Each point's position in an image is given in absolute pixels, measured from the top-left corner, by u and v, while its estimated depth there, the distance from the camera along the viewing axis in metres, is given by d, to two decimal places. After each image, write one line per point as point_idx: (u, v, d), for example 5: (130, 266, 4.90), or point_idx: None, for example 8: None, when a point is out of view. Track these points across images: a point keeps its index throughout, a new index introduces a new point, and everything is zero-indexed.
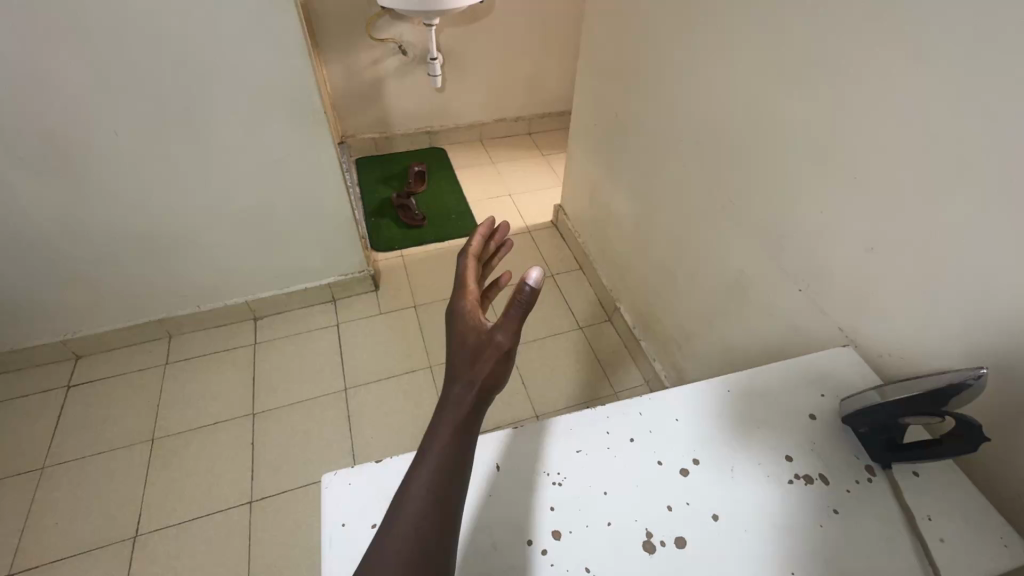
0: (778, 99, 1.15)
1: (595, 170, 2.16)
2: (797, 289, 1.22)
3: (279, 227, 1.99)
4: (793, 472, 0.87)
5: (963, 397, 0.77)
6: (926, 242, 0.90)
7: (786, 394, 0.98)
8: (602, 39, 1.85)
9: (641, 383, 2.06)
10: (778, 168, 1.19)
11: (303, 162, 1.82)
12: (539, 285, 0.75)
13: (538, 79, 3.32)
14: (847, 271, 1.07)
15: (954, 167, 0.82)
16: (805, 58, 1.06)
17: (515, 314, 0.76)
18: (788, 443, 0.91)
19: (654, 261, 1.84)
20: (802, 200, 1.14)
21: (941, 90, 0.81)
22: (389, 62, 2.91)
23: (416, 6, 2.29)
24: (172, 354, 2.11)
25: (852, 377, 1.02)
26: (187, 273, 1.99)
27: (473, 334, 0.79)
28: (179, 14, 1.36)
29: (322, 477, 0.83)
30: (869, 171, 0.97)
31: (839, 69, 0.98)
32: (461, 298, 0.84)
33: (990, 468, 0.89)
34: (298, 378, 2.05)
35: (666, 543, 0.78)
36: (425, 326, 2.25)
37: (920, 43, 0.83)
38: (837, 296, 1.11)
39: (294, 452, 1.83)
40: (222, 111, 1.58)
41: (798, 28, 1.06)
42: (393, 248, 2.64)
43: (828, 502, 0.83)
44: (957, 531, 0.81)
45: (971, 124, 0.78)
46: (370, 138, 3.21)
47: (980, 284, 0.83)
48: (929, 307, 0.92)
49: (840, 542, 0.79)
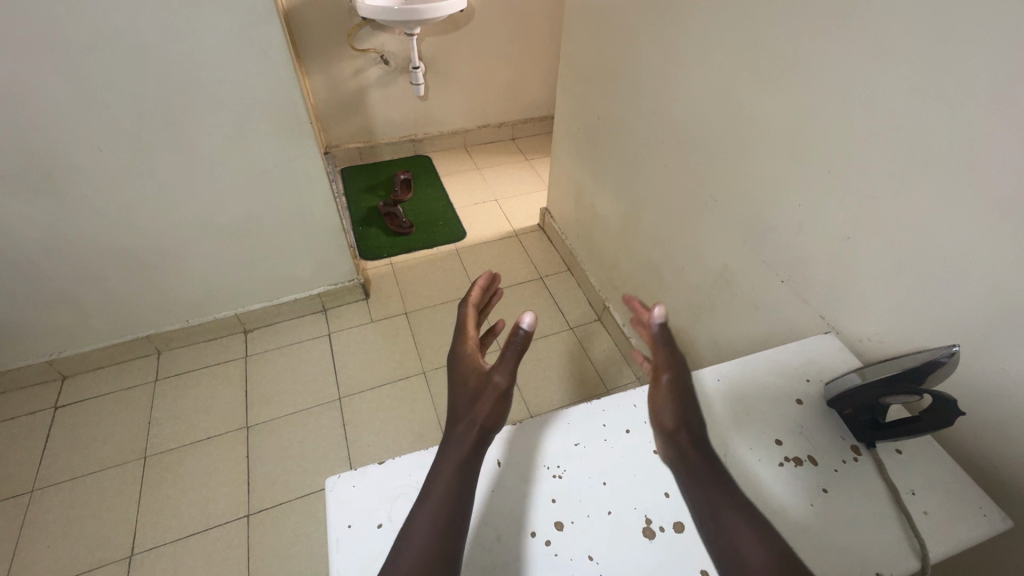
0: (754, 98, 1.19)
1: (580, 172, 2.20)
2: (780, 281, 1.26)
3: (267, 238, 1.98)
4: (783, 455, 0.89)
5: (937, 374, 0.82)
6: (898, 231, 0.94)
7: (774, 381, 1.02)
8: (582, 45, 1.89)
9: (633, 379, 2.09)
10: (757, 164, 1.23)
11: (290, 173, 1.82)
12: (532, 328, 0.85)
13: (520, 85, 3.36)
14: (826, 261, 1.11)
15: (920, 158, 0.87)
16: (778, 58, 1.10)
17: (510, 355, 0.85)
18: (777, 428, 0.94)
19: (640, 259, 1.88)
20: (780, 194, 1.18)
21: (906, 86, 0.86)
22: (371, 71, 2.93)
23: (397, 17, 2.31)
24: (161, 371, 2.08)
25: (834, 362, 1.06)
26: (175, 287, 1.97)
27: (473, 377, 0.87)
28: (161, 28, 1.36)
29: (326, 480, 0.84)
30: (843, 164, 1.01)
31: (810, 68, 1.03)
32: (461, 342, 0.92)
33: (967, 443, 0.93)
34: (291, 389, 2.04)
35: (666, 528, 0.80)
36: (417, 332, 2.26)
37: (884, 42, 0.87)
38: (817, 286, 1.15)
39: (290, 463, 1.82)
40: (207, 124, 1.58)
41: (770, 29, 1.10)
42: (381, 256, 2.64)
43: (818, 482, 0.86)
44: (940, 503, 0.84)
45: (935, 116, 0.83)
46: (355, 147, 3.21)
47: (950, 268, 0.88)
48: (903, 292, 0.96)
49: (830, 519, 0.82)
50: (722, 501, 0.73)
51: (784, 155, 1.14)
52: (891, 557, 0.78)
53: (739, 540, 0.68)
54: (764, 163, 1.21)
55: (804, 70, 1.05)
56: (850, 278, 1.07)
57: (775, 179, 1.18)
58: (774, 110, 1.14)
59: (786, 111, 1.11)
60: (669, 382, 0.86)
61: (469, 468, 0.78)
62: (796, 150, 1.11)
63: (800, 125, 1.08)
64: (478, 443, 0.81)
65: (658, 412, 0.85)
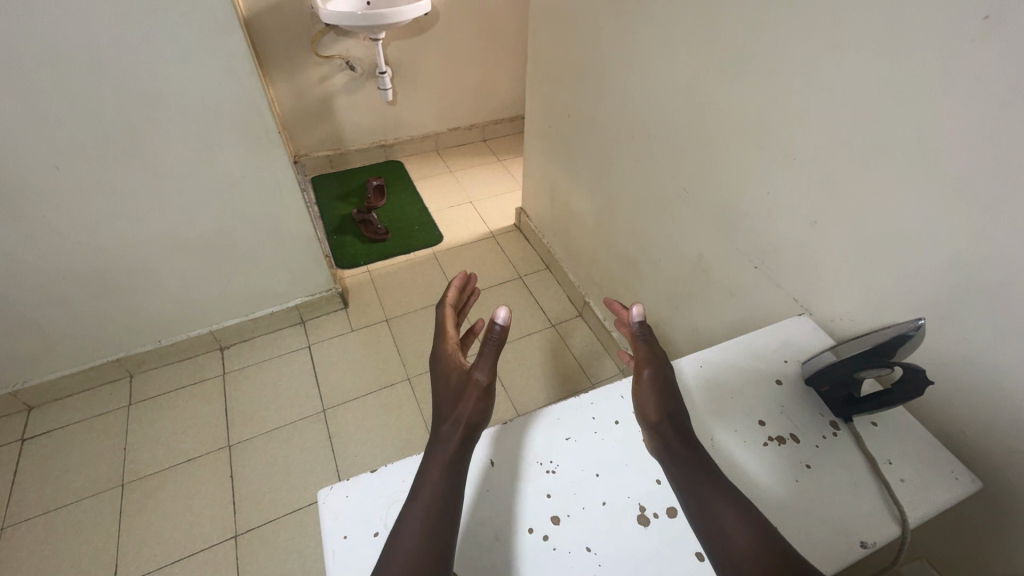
0: (718, 91, 1.22)
1: (553, 171, 2.21)
2: (752, 267, 1.29)
3: (240, 252, 1.94)
4: (766, 435, 0.92)
5: (906, 347, 0.85)
6: (861, 212, 0.98)
7: (753, 364, 1.05)
8: (548, 44, 1.91)
9: (616, 372, 2.12)
10: (724, 155, 1.26)
11: (260, 184, 1.78)
12: (507, 324, 0.85)
13: (488, 86, 3.37)
14: (795, 244, 1.15)
15: (878, 141, 0.91)
16: (739, 51, 1.13)
17: (488, 351, 0.83)
18: (760, 409, 0.96)
19: (617, 253, 1.91)
20: (749, 182, 1.22)
21: (861, 73, 0.90)
22: (336, 78, 2.89)
23: (360, 22, 2.29)
24: (135, 394, 2.02)
25: (809, 342, 1.09)
26: (145, 308, 1.91)
27: (454, 376, 0.86)
28: (118, 41, 1.32)
29: (318, 493, 0.82)
30: (806, 150, 1.05)
31: (771, 59, 1.06)
32: (441, 343, 0.91)
33: (935, 410, 0.97)
34: (272, 405, 2.00)
35: (659, 514, 0.81)
36: (399, 339, 2.25)
37: (839, 32, 0.91)
38: (788, 270, 1.19)
39: (277, 479, 1.79)
40: (171, 137, 1.54)
41: (730, 24, 1.13)
42: (358, 264, 2.61)
43: (801, 458, 0.89)
44: (915, 470, 0.88)
45: (890, 101, 0.87)
46: (324, 156, 3.17)
47: (911, 245, 0.92)
48: (869, 270, 1.00)
49: (815, 492, 0.85)
50: (701, 472, 0.76)
51: (750, 144, 1.18)
52: (873, 526, 0.81)
53: (718, 508, 0.72)
54: (731, 153, 1.24)
55: (764, 61, 1.08)
56: (819, 260, 1.11)
57: (743, 169, 1.22)
58: (738, 101, 1.17)
59: (752, 102, 1.14)
60: (649, 376, 0.87)
61: (458, 471, 0.77)
62: (762, 140, 1.14)
63: (765, 115, 1.11)
64: (463, 443, 0.80)
65: (641, 405, 0.86)
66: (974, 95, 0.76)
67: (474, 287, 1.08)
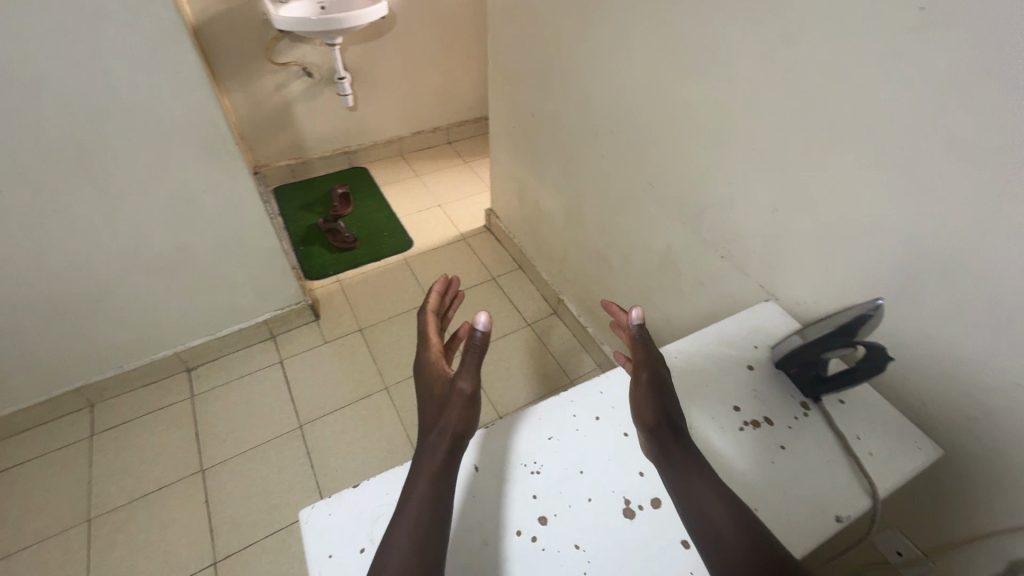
0: (677, 86, 1.25)
1: (520, 170, 2.22)
2: (720, 257, 1.32)
3: (203, 269, 1.87)
4: (742, 420, 0.95)
5: (867, 326, 0.88)
6: (819, 198, 1.01)
7: (726, 351, 1.07)
8: (508, 45, 1.91)
9: (594, 367, 2.14)
10: (686, 148, 1.29)
11: (220, 197, 1.73)
12: (488, 328, 0.87)
13: (450, 88, 3.34)
14: (759, 232, 1.18)
15: (830, 129, 0.94)
16: (695, 46, 1.16)
17: (471, 359, 0.86)
18: (734, 395, 0.99)
19: (588, 249, 1.92)
20: (712, 173, 1.24)
21: (811, 64, 0.93)
22: (294, 85, 2.82)
23: (315, 27, 2.24)
24: (98, 424, 1.92)
25: (777, 327, 1.13)
26: (103, 333, 1.82)
27: (438, 384, 0.87)
28: (58, 56, 1.25)
29: (300, 512, 0.80)
30: (764, 141, 1.08)
31: (726, 53, 1.09)
32: (425, 352, 0.92)
33: (897, 384, 1.02)
34: (246, 424, 1.94)
35: (644, 506, 0.83)
36: (374, 348, 2.21)
37: (789, 25, 0.94)
38: (754, 258, 1.23)
39: (255, 501, 1.74)
40: (123, 154, 1.48)
41: (685, 20, 1.16)
42: (327, 274, 2.56)
43: (775, 440, 0.92)
44: (883, 443, 0.92)
45: (840, 91, 0.90)
46: (286, 165, 3.09)
47: (866, 228, 0.96)
48: (829, 254, 1.04)
49: (790, 472, 0.88)
50: (689, 464, 0.78)
51: (711, 137, 1.21)
52: (846, 501, 0.84)
53: (704, 497, 0.74)
54: (693, 146, 1.27)
55: (719, 55, 1.11)
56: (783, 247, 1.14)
57: (706, 161, 1.24)
58: (697, 96, 1.20)
59: (710, 95, 1.17)
60: (648, 378, 0.87)
61: (447, 481, 0.77)
62: (722, 132, 1.17)
63: (722, 108, 1.14)
64: (451, 452, 0.80)
65: (639, 409, 0.86)
66: (917, 82, 0.79)
67: (457, 292, 1.10)
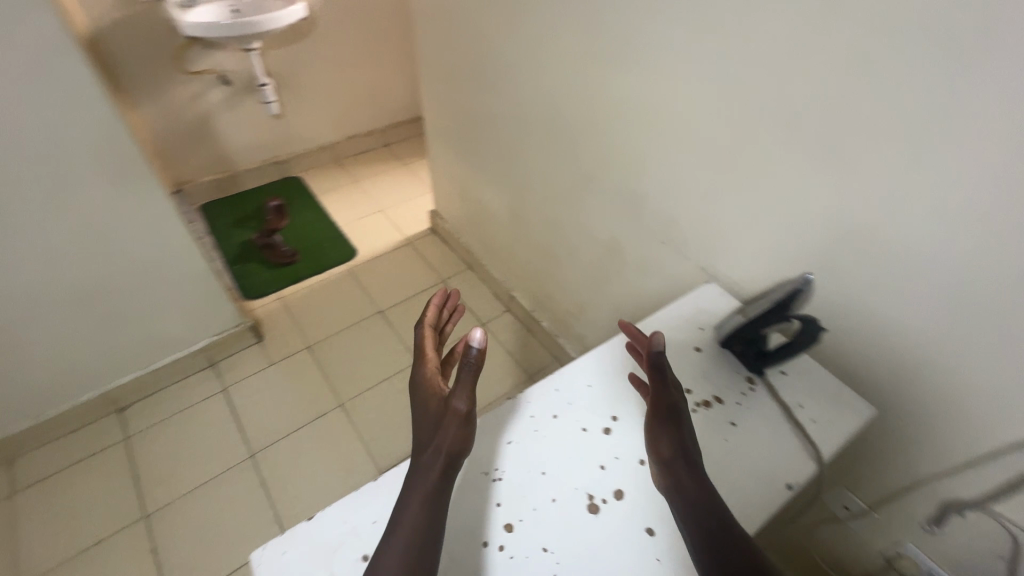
0: (606, 78, 1.26)
1: (460, 170, 2.19)
2: (662, 243, 1.35)
3: (125, 299, 1.73)
4: (693, 402, 0.98)
5: (800, 300, 0.93)
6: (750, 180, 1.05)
7: (674, 335, 1.10)
8: (435, 43, 1.87)
9: (552, 360, 2.15)
10: (621, 140, 1.31)
11: (137, 221, 1.61)
12: (484, 343, 0.82)
13: (381, 89, 3.24)
14: (696, 217, 1.22)
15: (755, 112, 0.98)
16: (620, 38, 1.17)
17: (466, 377, 0.80)
18: (685, 378, 1.02)
19: (535, 245, 1.92)
20: (647, 163, 1.27)
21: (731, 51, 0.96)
22: (211, 94, 2.66)
23: (228, 33, 2.12)
24: (20, 480, 1.76)
25: (719, 308, 1.17)
26: (14, 379, 1.66)
27: (432, 403, 0.82)
28: None
29: (250, 556, 0.76)
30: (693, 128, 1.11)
31: (650, 44, 1.10)
32: (422, 366, 0.88)
33: (832, 350, 1.08)
34: (192, 461, 1.82)
35: (608, 500, 0.83)
36: (325, 365, 2.12)
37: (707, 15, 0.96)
38: (693, 242, 1.26)
39: (210, 542, 1.64)
40: (15, 180, 1.34)
41: (608, 12, 1.16)
42: (267, 292, 2.43)
43: (726, 418, 0.95)
44: (823, 409, 0.97)
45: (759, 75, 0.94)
46: (211, 179, 2.91)
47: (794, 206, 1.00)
48: (763, 233, 1.09)
49: (741, 446, 0.91)
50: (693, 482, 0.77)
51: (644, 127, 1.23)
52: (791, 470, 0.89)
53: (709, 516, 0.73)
54: (626, 137, 1.29)
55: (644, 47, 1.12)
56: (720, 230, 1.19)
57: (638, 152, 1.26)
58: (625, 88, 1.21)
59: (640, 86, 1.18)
60: (660, 409, 0.83)
61: (438, 501, 0.75)
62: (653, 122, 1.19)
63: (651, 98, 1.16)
64: (445, 473, 0.77)
65: (654, 440, 0.81)
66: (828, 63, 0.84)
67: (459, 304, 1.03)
